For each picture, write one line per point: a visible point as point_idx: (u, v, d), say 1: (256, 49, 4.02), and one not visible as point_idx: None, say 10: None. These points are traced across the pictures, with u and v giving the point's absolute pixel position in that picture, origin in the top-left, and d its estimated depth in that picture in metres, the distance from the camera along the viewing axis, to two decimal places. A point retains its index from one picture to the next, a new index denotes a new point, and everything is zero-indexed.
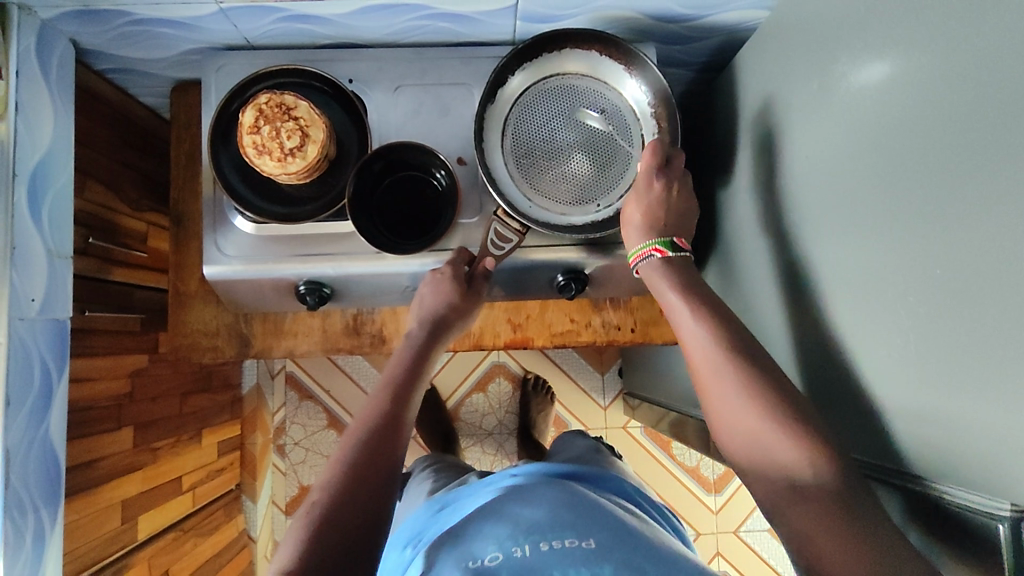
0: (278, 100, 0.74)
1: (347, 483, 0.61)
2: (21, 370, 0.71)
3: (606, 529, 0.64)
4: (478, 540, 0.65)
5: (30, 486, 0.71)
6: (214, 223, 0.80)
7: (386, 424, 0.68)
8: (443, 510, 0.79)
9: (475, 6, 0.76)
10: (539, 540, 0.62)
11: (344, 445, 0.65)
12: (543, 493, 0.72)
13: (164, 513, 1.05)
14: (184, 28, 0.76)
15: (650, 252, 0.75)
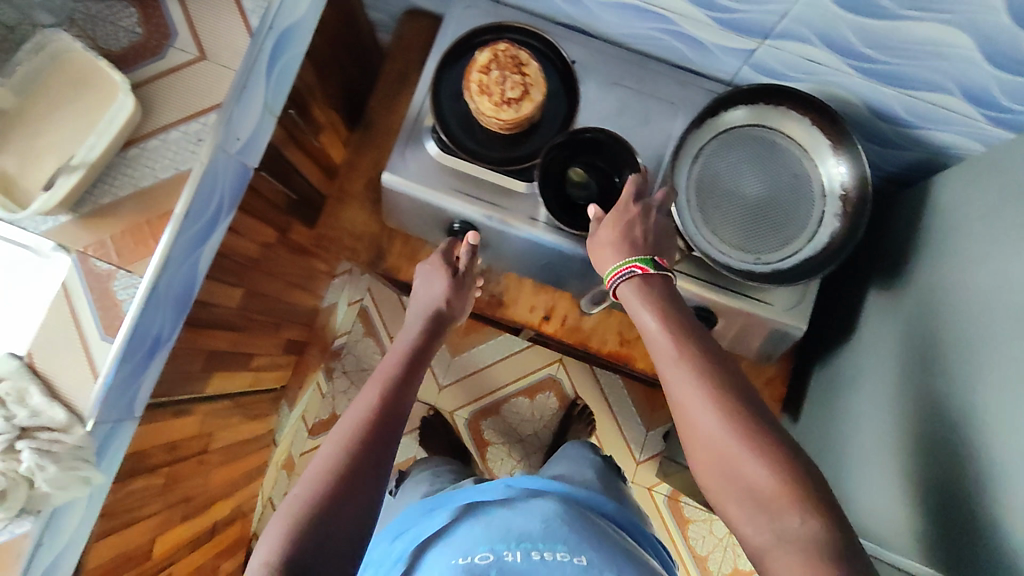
0: (515, 53, 0.79)
1: (325, 496, 0.60)
2: (206, 193, 0.76)
3: (598, 547, 0.68)
4: (466, 541, 0.68)
5: (168, 296, 0.76)
6: (407, 138, 0.85)
7: (377, 429, 0.68)
8: (424, 509, 0.79)
9: (717, 36, 0.80)
10: (529, 548, 0.66)
11: (331, 449, 0.65)
12: (534, 502, 0.73)
13: (230, 379, 1.10)
14: None
15: (629, 268, 0.70)
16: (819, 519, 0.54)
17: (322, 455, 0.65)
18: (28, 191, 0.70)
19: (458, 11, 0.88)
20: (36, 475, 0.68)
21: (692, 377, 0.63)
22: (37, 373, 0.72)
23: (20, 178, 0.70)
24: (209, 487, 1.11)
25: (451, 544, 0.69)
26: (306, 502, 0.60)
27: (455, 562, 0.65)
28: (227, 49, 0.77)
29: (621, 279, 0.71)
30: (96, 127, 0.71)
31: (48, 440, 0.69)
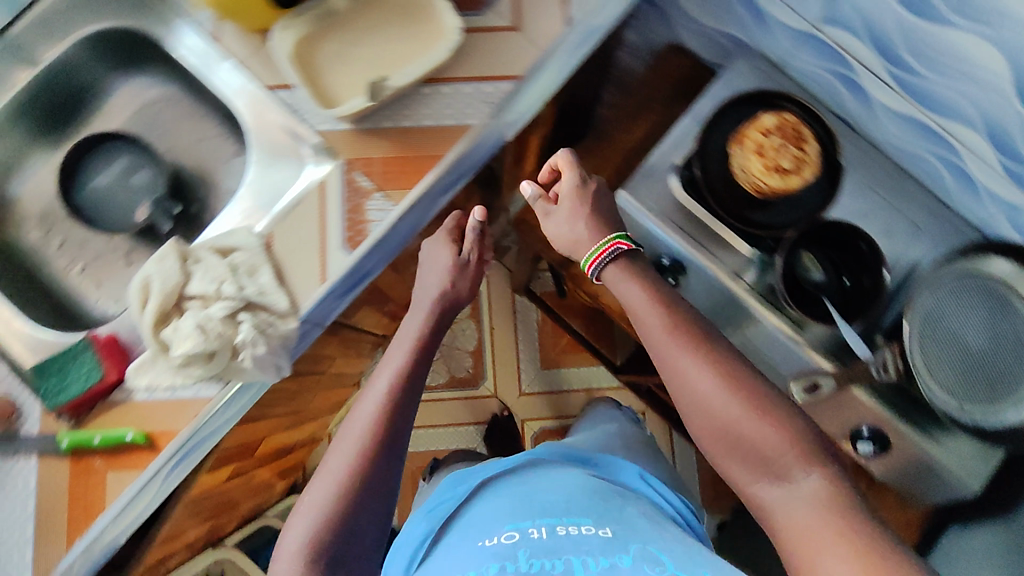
0: (800, 127, 0.80)
1: (340, 510, 0.68)
2: (473, 152, 0.79)
3: (622, 522, 0.69)
4: (490, 525, 0.69)
5: (405, 231, 0.78)
6: (655, 163, 0.87)
7: (383, 445, 0.73)
8: (464, 476, 0.88)
9: (995, 181, 0.78)
10: (556, 526, 0.67)
11: (340, 469, 0.70)
12: (546, 486, 0.76)
13: (372, 316, 1.12)
14: (758, 22, 0.86)
15: (614, 246, 0.70)
16: (821, 475, 0.58)
17: (321, 487, 0.70)
18: (343, 94, 0.75)
19: (740, 67, 0.89)
20: (246, 349, 0.70)
21: (705, 375, 0.63)
22: (271, 255, 0.75)
23: (341, 82, 0.75)
24: (305, 411, 1.10)
25: (472, 529, 0.71)
26: (323, 519, 0.67)
27: (483, 545, 0.65)
28: (538, 27, 0.79)
29: (605, 262, 0.70)
30: (419, 56, 0.75)
31: (266, 320, 0.72)
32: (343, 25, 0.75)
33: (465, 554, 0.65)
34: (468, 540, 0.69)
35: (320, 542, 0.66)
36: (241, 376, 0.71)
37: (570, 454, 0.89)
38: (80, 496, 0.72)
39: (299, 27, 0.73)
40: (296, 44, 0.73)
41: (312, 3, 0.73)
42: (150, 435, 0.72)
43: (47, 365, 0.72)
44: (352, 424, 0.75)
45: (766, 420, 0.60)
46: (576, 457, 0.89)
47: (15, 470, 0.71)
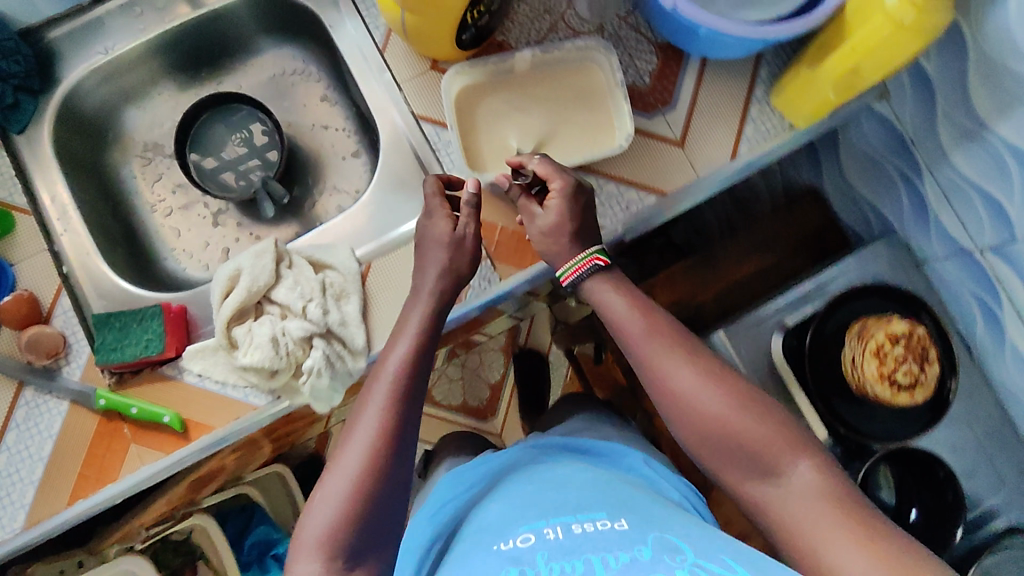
0: (928, 345, 0.75)
1: (360, 507, 0.55)
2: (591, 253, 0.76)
3: (635, 510, 0.57)
4: (496, 531, 0.57)
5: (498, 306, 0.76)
6: (763, 317, 0.84)
7: (400, 435, 0.58)
8: (464, 473, 0.76)
9: None
10: (569, 523, 0.55)
11: (356, 459, 0.56)
12: (548, 482, 0.64)
13: None
14: (919, 217, 0.82)
15: (591, 261, 0.63)
16: (819, 466, 0.54)
17: (337, 477, 0.56)
18: (492, 161, 0.71)
19: (880, 250, 0.85)
20: (310, 376, 0.68)
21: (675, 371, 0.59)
22: (365, 285, 0.71)
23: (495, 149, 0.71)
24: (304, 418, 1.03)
25: (478, 534, 0.59)
26: (342, 516, 0.54)
27: (498, 550, 0.54)
28: (703, 149, 0.75)
29: (581, 273, 0.63)
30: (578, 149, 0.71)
31: (338, 352, 0.69)
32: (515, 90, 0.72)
33: (478, 557, 0.54)
34: (475, 546, 0.56)
35: (336, 543, 0.54)
36: (295, 398, 0.69)
37: (565, 447, 0.78)
38: (98, 456, 0.69)
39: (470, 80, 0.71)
40: (460, 93, 0.71)
41: (493, 59, 0.69)
42: (185, 422, 0.69)
43: (112, 317, 0.70)
44: (365, 405, 0.60)
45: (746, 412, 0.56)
46: (571, 448, 0.77)
47: (45, 407, 0.69)
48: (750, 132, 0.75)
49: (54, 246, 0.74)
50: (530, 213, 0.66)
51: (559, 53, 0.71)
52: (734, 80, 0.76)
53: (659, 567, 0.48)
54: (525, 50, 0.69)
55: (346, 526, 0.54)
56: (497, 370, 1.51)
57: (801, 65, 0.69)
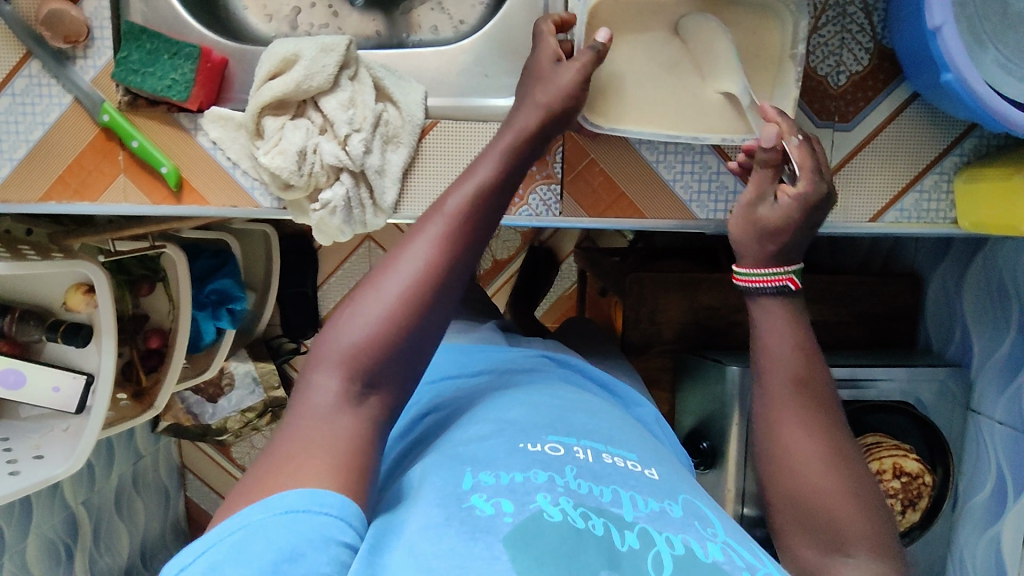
0: (919, 495, 0.73)
1: (397, 337, 0.40)
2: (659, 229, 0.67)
3: (660, 460, 0.44)
4: (514, 417, 0.44)
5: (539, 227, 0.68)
6: None
7: (466, 264, 0.43)
8: (465, 349, 0.60)
9: None
10: (601, 448, 0.41)
11: (402, 277, 0.41)
12: (575, 395, 0.49)
13: None
14: (1006, 371, 0.72)
15: (784, 281, 0.48)
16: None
17: (378, 291, 0.41)
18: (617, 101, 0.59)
19: (939, 374, 0.76)
20: (324, 210, 0.61)
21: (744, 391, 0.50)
22: (421, 141, 0.62)
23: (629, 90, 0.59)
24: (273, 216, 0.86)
25: (481, 417, 0.45)
26: (375, 337, 0.39)
27: (516, 449, 0.39)
28: (848, 193, 0.64)
29: (764, 289, 0.48)
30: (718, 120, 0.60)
31: (361, 199, 0.62)
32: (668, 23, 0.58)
33: (486, 442, 0.40)
34: (480, 427, 0.43)
35: (362, 361, 0.39)
36: (300, 218, 0.63)
37: (588, 376, 0.59)
38: (84, 169, 0.62)
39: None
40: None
41: None
42: (182, 181, 0.62)
43: (145, 35, 0.61)
44: (422, 223, 0.44)
45: (839, 463, 0.43)
46: (587, 374, 0.60)
47: (45, 91, 0.61)
48: (909, 203, 0.64)
49: None
50: (761, 197, 0.51)
51: None
52: (924, 135, 0.63)
53: (685, 531, 0.35)
54: None
55: (382, 346, 0.39)
56: (507, 250, 1.26)
57: (1012, 169, 0.58)
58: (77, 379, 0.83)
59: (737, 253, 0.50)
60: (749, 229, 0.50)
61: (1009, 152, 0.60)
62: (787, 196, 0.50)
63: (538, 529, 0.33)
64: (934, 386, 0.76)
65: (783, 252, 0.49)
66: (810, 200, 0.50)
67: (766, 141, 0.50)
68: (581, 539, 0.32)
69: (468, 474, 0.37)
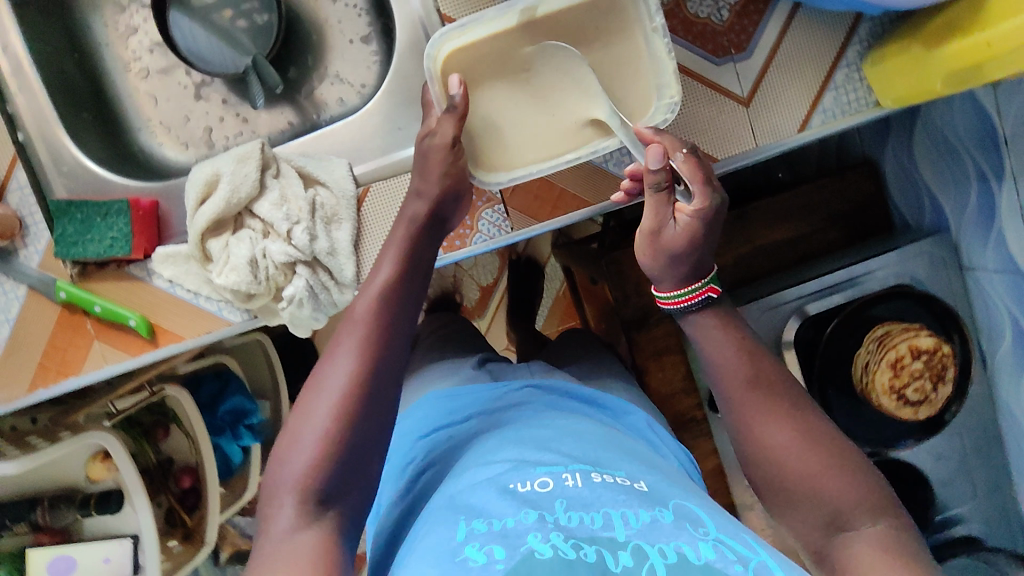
0: (943, 368, 0.72)
1: (337, 451, 0.44)
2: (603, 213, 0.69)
3: (647, 472, 0.46)
4: (500, 464, 0.46)
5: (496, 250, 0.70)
6: None
7: (383, 363, 0.48)
8: (453, 395, 0.62)
9: None
10: (590, 472, 0.43)
11: (331, 399, 0.45)
12: (563, 425, 0.51)
13: None
14: (981, 221, 0.72)
15: (705, 291, 0.53)
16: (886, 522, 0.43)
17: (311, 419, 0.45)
18: (498, 148, 0.61)
19: (923, 247, 0.76)
20: (291, 305, 0.62)
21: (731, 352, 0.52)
22: (360, 211, 0.63)
23: (500, 136, 0.61)
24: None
25: (470, 473, 0.47)
26: (316, 458, 0.44)
27: (507, 492, 0.41)
28: (770, 113, 0.65)
29: (692, 303, 0.54)
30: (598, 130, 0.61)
31: (323, 283, 0.63)
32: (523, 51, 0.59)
33: (478, 496, 0.42)
34: (471, 481, 0.45)
35: (312, 484, 0.43)
36: (272, 320, 0.64)
37: (576, 396, 0.61)
38: (58, 348, 0.64)
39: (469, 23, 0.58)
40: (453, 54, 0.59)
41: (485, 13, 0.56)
42: (152, 328, 0.64)
43: (74, 207, 0.63)
44: (339, 340, 0.49)
45: (814, 449, 0.46)
46: (572, 394, 0.61)
47: (0, 290, 0.63)
48: (829, 103, 0.65)
49: (8, 106, 0.65)
50: (660, 222, 0.52)
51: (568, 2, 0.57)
52: (820, 37, 0.64)
53: (678, 537, 0.37)
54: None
55: (327, 463, 0.44)
56: (490, 274, 1.26)
57: (909, 40, 0.59)
58: (123, 543, 0.84)
59: (663, 278, 0.55)
60: (658, 255, 0.53)
61: (904, 24, 0.62)
62: (684, 215, 0.51)
63: (531, 569, 0.34)
64: (923, 259, 0.76)
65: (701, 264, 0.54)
66: (707, 214, 0.51)
67: (652, 163, 0.49)
68: (572, 568, 0.34)
69: (463, 527, 0.39)
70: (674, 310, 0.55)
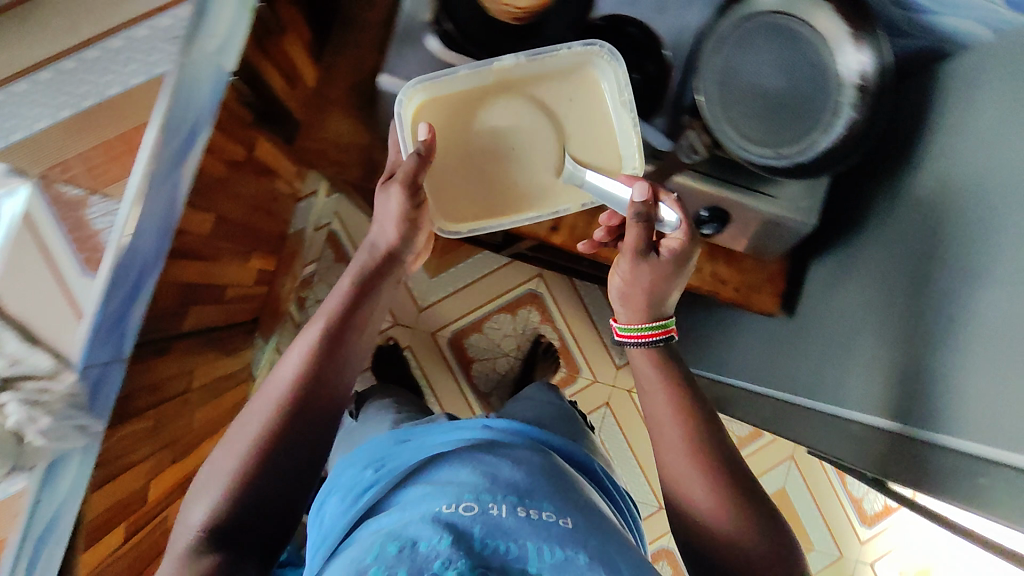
0: None
1: (240, 503, 0.60)
2: (171, 148, 0.76)
3: (577, 509, 0.73)
4: (440, 492, 0.71)
5: (136, 253, 0.78)
6: (402, 38, 0.76)
7: (301, 414, 0.63)
8: (426, 427, 0.92)
9: None
10: (517, 505, 0.70)
11: (247, 438, 0.62)
12: (502, 463, 0.78)
13: (205, 314, 1.04)
14: None
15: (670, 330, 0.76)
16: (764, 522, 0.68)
17: (223, 458, 0.62)
18: (455, 208, 0.79)
19: None
20: (27, 426, 0.76)
21: (657, 368, 0.75)
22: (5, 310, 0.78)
23: (492, 184, 0.79)
24: (196, 428, 1.05)
25: (413, 500, 0.71)
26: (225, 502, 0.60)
27: (439, 512, 0.67)
28: None
29: (655, 340, 0.75)
30: (546, 177, 0.79)
31: (37, 390, 0.77)
32: (479, 83, 0.76)
33: (417, 521, 0.66)
34: (412, 514, 0.67)
35: (213, 533, 0.59)
36: (38, 456, 0.77)
37: (526, 429, 0.91)
38: None
39: (501, 128, 0.77)
40: (422, 99, 0.76)
41: (439, 74, 0.74)
42: None
43: None
44: (256, 402, 0.64)
45: (708, 473, 0.69)
46: (519, 426, 0.90)
47: None
48: None
49: None
50: (649, 247, 0.73)
51: (536, 66, 0.76)
52: None
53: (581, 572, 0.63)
54: (510, 55, 0.74)
55: (229, 507, 0.60)
56: None
57: None
58: None
59: (631, 300, 0.77)
60: (631, 282, 0.75)
61: None
62: (672, 243, 0.73)
63: None
64: None
65: (657, 293, 0.75)
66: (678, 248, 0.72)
67: (637, 196, 0.69)
68: None
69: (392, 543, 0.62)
70: (629, 340, 0.77)
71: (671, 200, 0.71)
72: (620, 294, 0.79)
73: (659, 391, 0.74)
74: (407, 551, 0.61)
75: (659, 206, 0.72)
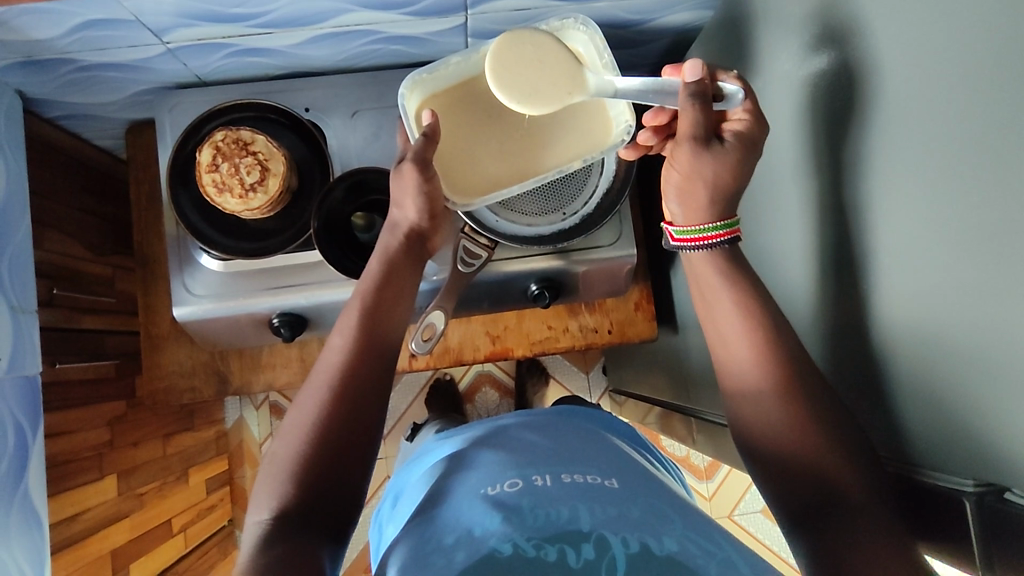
0: (235, 136, 0.72)
1: (296, 480, 0.55)
2: None
3: (632, 475, 0.57)
4: (487, 472, 0.58)
5: (14, 547, 0.70)
6: (180, 264, 0.79)
7: (346, 395, 0.60)
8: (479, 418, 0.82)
9: (426, 27, 0.74)
10: (561, 473, 0.56)
11: (300, 417, 0.58)
12: (578, 440, 0.64)
13: (157, 557, 1.05)
14: (134, 70, 0.75)
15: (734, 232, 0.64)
16: (820, 431, 0.54)
17: (286, 429, 0.59)
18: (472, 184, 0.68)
19: (175, 118, 0.82)
20: None
21: (724, 295, 0.63)
22: None
23: (506, 155, 0.69)
24: None
25: (470, 473, 0.59)
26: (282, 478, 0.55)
27: (485, 492, 0.54)
28: None
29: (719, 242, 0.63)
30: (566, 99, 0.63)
31: None
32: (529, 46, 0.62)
33: (460, 506, 0.53)
34: (470, 492, 0.55)
35: (278, 514, 0.53)
36: None
37: (588, 412, 0.78)
38: None
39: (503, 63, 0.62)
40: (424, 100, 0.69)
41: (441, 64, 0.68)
42: None
43: None
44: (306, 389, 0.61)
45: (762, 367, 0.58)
46: (588, 413, 0.77)
47: None
48: None
49: None
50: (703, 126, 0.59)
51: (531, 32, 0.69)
52: None
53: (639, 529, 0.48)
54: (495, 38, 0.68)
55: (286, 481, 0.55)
56: None
57: None
58: None
59: (690, 208, 0.64)
60: (694, 179, 0.62)
61: None
62: (736, 127, 0.61)
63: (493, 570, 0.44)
64: (188, 118, 0.83)
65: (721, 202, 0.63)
66: (746, 137, 0.60)
67: (689, 77, 0.56)
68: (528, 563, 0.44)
69: (440, 532, 0.50)
70: (686, 247, 0.65)
71: (730, 77, 0.62)
72: (676, 193, 0.65)
73: (722, 297, 0.62)
74: (461, 540, 0.49)
75: (720, 83, 0.61)
